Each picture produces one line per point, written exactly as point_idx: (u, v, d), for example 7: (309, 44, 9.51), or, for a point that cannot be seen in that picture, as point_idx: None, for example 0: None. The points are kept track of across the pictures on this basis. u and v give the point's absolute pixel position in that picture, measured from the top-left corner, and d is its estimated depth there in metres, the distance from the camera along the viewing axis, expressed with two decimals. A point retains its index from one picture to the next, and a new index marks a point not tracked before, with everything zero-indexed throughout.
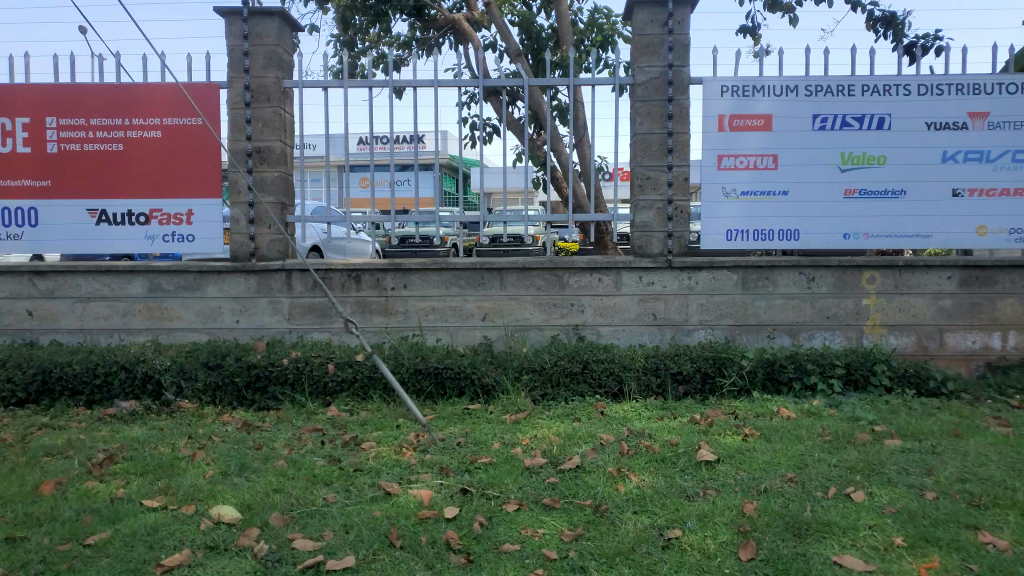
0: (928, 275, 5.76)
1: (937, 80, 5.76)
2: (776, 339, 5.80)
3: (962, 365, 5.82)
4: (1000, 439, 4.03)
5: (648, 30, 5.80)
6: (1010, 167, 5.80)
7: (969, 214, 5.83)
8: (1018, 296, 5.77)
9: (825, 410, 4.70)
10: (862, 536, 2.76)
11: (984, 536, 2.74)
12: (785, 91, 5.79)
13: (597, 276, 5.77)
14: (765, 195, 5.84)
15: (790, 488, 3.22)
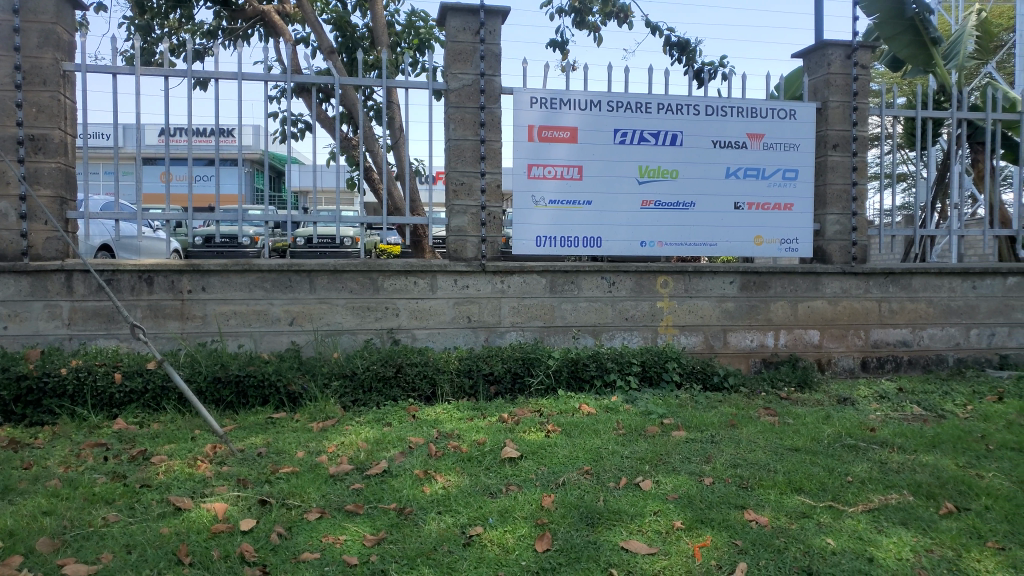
0: (714, 280, 6.32)
1: (721, 103, 6.34)
2: (580, 340, 6.11)
3: (743, 361, 6.43)
4: (768, 427, 4.52)
5: (461, 38, 5.91)
6: (782, 184, 6.50)
7: (748, 225, 6.46)
8: (787, 300, 6.47)
9: (621, 405, 5.01)
10: (646, 521, 2.98)
11: (749, 515, 3.05)
12: (589, 105, 6.12)
13: (412, 279, 5.78)
14: (572, 204, 6.13)
15: (586, 481, 3.41)
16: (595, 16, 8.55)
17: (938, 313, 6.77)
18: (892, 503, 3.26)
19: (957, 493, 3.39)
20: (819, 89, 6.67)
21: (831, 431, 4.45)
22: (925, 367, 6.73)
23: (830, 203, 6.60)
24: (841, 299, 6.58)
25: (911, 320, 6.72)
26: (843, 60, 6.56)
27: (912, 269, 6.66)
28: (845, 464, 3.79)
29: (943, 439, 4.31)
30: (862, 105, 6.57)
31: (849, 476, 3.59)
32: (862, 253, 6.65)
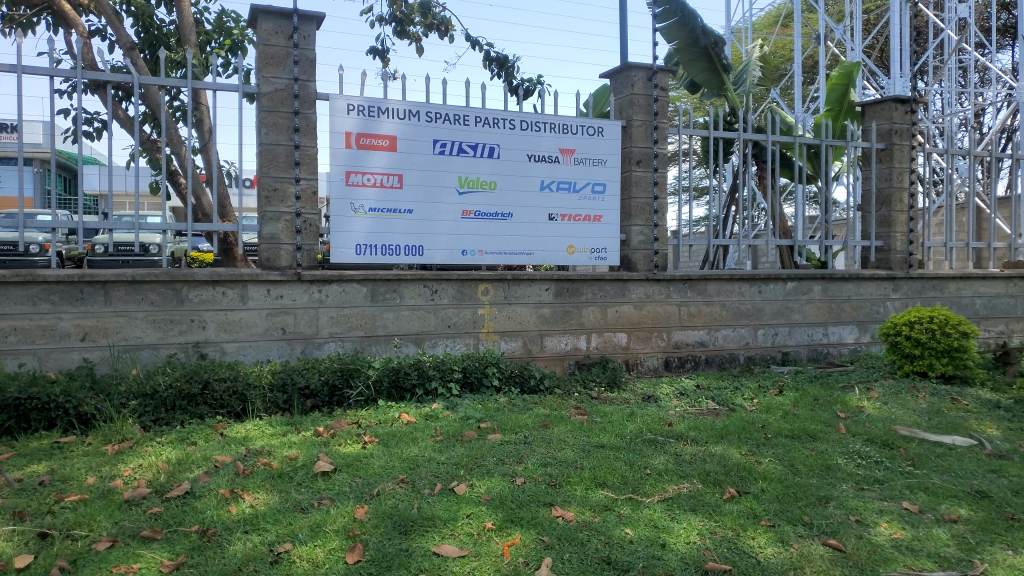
0: (531, 287, 6.55)
1: (535, 118, 6.61)
2: (401, 348, 6.10)
3: (558, 364, 6.71)
4: (578, 426, 4.75)
5: (273, 41, 5.73)
6: (591, 197, 6.87)
7: (562, 235, 6.77)
8: (598, 305, 6.84)
9: (441, 412, 5.07)
10: (459, 525, 3.05)
11: (557, 511, 3.21)
12: (408, 114, 6.15)
13: (221, 290, 5.51)
14: (391, 212, 6.12)
15: (401, 489, 3.43)
16: (415, 26, 8.59)
17: (730, 315, 7.44)
18: (684, 491, 3.56)
19: (740, 479, 3.76)
20: (623, 108, 7.11)
21: (634, 427, 4.77)
22: (719, 365, 7.37)
23: (635, 215, 7.05)
24: (646, 304, 7.05)
25: (707, 322, 7.33)
26: (644, 82, 7.03)
27: (706, 275, 7.26)
28: (644, 457, 4.08)
29: (730, 430, 4.75)
30: (661, 124, 7.07)
31: (648, 468, 3.87)
32: (663, 261, 7.16)
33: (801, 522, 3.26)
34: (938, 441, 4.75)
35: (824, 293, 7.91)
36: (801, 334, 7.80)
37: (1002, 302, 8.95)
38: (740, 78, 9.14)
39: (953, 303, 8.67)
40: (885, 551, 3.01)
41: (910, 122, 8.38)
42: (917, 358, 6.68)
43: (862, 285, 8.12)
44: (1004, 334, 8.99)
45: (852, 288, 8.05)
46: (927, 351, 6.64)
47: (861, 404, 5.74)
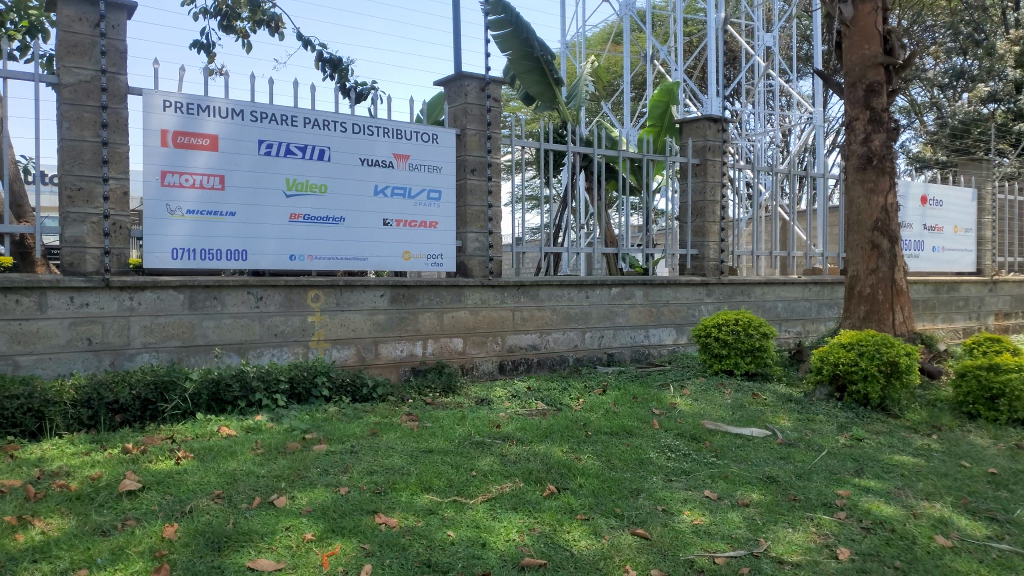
0: (364, 293, 6.48)
1: (368, 122, 6.55)
2: (223, 359, 5.82)
3: (392, 371, 6.67)
4: (407, 432, 4.76)
5: (76, 29, 5.30)
6: (426, 203, 6.90)
7: (397, 241, 6.74)
8: (433, 311, 6.87)
9: (266, 424, 4.89)
10: (277, 538, 2.97)
11: (380, 518, 3.21)
12: (231, 113, 5.89)
13: (13, 298, 5.02)
14: (213, 215, 5.84)
15: (216, 505, 3.29)
16: (242, 22, 8.24)
17: (560, 319, 7.72)
18: (507, 490, 3.67)
19: (559, 476, 3.92)
20: (457, 116, 7.17)
21: (462, 431, 4.84)
22: (550, 367, 7.64)
23: (470, 222, 7.14)
24: (481, 310, 7.16)
25: (538, 326, 7.57)
26: (477, 91, 7.13)
27: (538, 282, 7.49)
28: (470, 460, 4.16)
29: (553, 429, 4.94)
30: (494, 134, 7.21)
31: (473, 470, 3.95)
32: (497, 268, 7.30)
33: (613, 514, 3.47)
34: (738, 433, 5.21)
35: (646, 297, 8.41)
36: (625, 336, 8.25)
37: (799, 305, 9.92)
38: (572, 91, 9.52)
39: (759, 306, 9.50)
40: (686, 536, 3.27)
41: (721, 139, 9.09)
42: (724, 358, 7.27)
43: (680, 290, 8.70)
44: (801, 334, 9.97)
45: (671, 293, 8.61)
46: (733, 351, 7.23)
47: (674, 401, 6.16)
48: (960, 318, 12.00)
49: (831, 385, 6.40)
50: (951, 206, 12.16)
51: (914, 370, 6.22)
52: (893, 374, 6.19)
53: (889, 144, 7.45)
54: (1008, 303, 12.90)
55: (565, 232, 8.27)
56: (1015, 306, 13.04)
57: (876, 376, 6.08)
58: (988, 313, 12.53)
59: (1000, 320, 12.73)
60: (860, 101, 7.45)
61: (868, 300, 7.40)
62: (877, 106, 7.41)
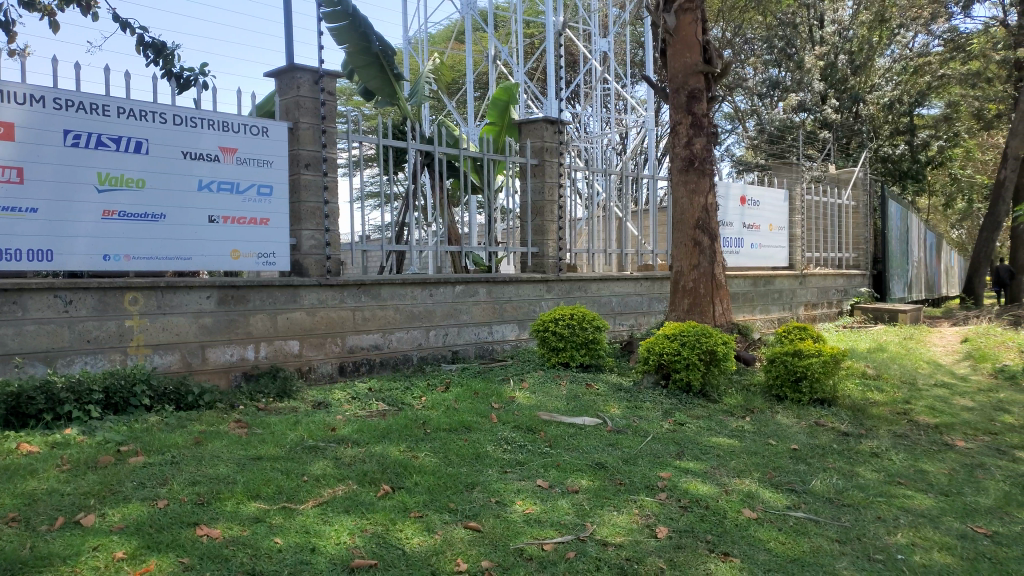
0: (189, 295, 6.11)
1: (190, 113, 6.18)
2: (25, 369, 5.30)
3: (222, 377, 6.33)
4: (235, 439, 4.54)
5: None
6: (257, 199, 6.62)
7: (224, 239, 6.42)
8: (266, 312, 6.59)
9: (74, 438, 4.50)
10: (82, 560, 2.75)
11: (201, 530, 3.05)
12: (30, 100, 5.37)
13: None
14: (10, 211, 5.31)
15: (9, 529, 2.99)
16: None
17: (402, 318, 7.65)
18: (339, 493, 3.60)
19: (395, 476, 3.90)
20: (290, 110, 6.92)
21: (295, 435, 4.69)
22: (392, 367, 7.57)
23: (305, 219, 6.90)
24: (318, 310, 6.96)
25: (380, 326, 7.46)
26: (311, 85, 6.92)
27: (378, 280, 7.38)
28: (302, 465, 4.04)
29: (391, 429, 4.90)
30: (329, 129, 7.02)
31: (305, 476, 3.84)
32: (335, 267, 7.11)
33: (447, 509, 3.50)
34: (571, 422, 5.40)
35: (488, 295, 8.52)
36: (468, 333, 8.31)
37: (632, 299, 10.43)
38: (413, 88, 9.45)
39: (595, 301, 9.89)
40: (516, 526, 3.36)
41: (557, 140, 9.38)
42: (561, 351, 7.51)
43: (521, 287, 8.89)
44: (634, 326, 10.50)
45: (512, 290, 8.77)
46: (569, 344, 7.49)
47: (513, 395, 6.29)
48: (775, 308, 13.09)
49: (658, 373, 6.78)
50: (766, 205, 13.24)
51: (730, 358, 6.70)
52: (712, 361, 6.64)
53: (709, 147, 7.99)
54: (815, 295, 14.22)
55: (408, 231, 8.20)
56: (821, 297, 14.40)
57: (696, 364, 6.51)
58: (798, 304, 13.75)
59: (809, 310, 14.02)
60: (683, 106, 7.92)
61: (691, 293, 7.91)
62: (698, 111, 7.90)
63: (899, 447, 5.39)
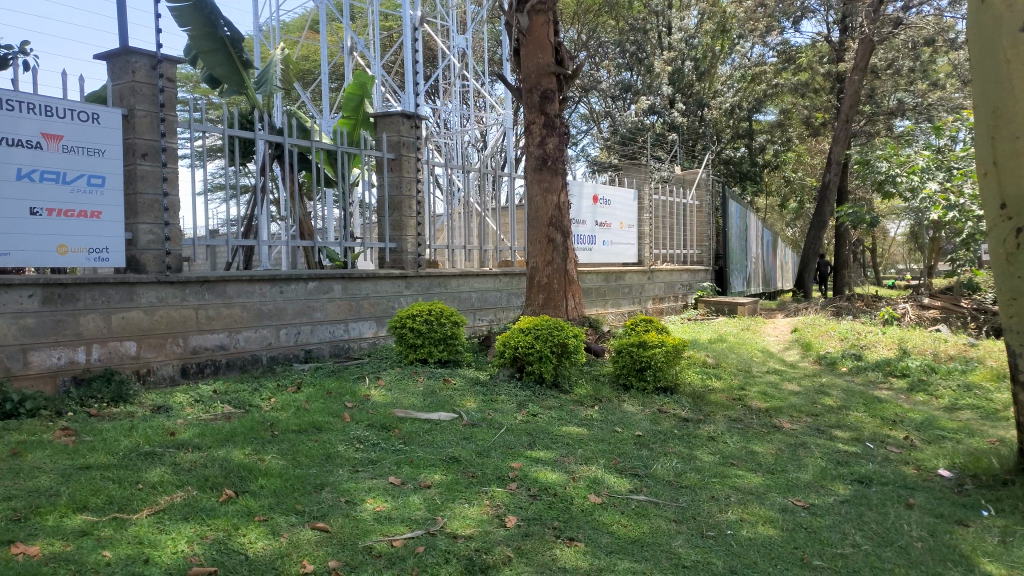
0: (7, 293, 5.61)
1: (6, 95, 5.67)
2: None
3: (47, 382, 5.84)
4: (59, 448, 4.21)
5: None
6: (87, 190, 6.16)
7: (48, 233, 5.94)
8: (99, 312, 6.14)
9: None
10: None
11: (17, 548, 2.81)
12: None
13: None
14: None
15: None
16: None
17: (250, 317, 7.36)
18: (177, 500, 3.43)
19: (239, 479, 3.76)
20: (124, 95, 6.47)
21: (128, 442, 4.41)
22: (240, 367, 7.27)
23: (142, 212, 6.47)
24: (157, 309, 6.56)
25: (226, 325, 7.14)
26: (148, 70, 6.50)
27: (224, 277, 7.05)
28: (136, 473, 3.81)
29: (236, 432, 4.71)
30: (169, 118, 6.62)
31: (139, 484, 3.63)
32: (176, 263, 6.72)
33: (294, 511, 3.42)
34: (426, 418, 5.40)
35: (343, 291, 8.36)
36: (322, 332, 8.12)
37: (491, 295, 10.56)
38: (264, 77, 9.10)
39: (454, 297, 9.92)
40: (366, 524, 3.33)
41: (414, 136, 9.29)
42: (418, 347, 7.48)
43: (378, 283, 8.77)
44: (493, 321, 10.63)
45: (369, 286, 8.64)
46: (426, 340, 7.48)
47: (368, 393, 6.20)
48: (625, 303, 13.68)
49: (513, 366, 6.91)
50: (617, 204, 13.78)
51: (580, 350, 6.93)
52: (564, 353, 6.85)
53: (561, 147, 8.22)
54: (662, 289, 14.97)
55: (258, 225, 7.88)
56: (667, 291, 15.19)
57: (548, 356, 6.69)
58: (647, 298, 14.43)
59: (657, 303, 14.74)
60: (536, 106, 8.10)
61: (545, 289, 8.11)
62: (550, 111, 8.11)
63: (733, 430, 5.79)
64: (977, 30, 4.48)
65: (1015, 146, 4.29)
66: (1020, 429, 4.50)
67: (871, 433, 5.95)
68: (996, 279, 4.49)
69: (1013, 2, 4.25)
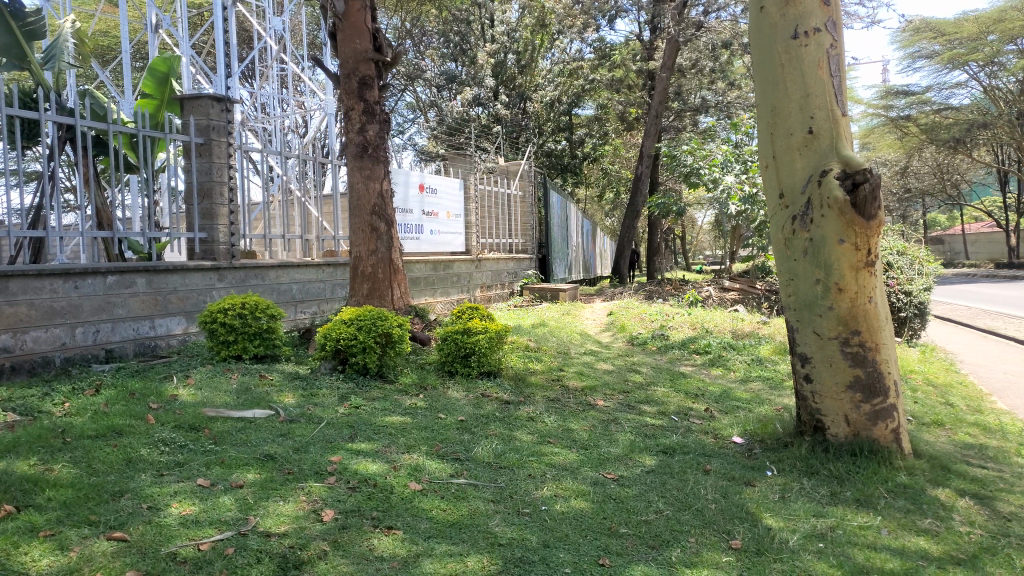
0: None
1: None
2: None
3: None
4: None
5: None
6: None
7: None
8: None
9: None
10: None
11: None
12: None
13: None
14: None
15: None
16: None
17: (39, 315, 6.68)
18: None
19: (22, 493, 3.41)
20: None
21: None
22: (30, 371, 6.58)
23: None
24: None
25: (11, 325, 6.44)
26: None
27: (7, 273, 6.33)
28: None
29: (20, 441, 4.27)
30: None
31: None
32: None
33: (87, 522, 3.15)
34: (240, 416, 5.17)
35: (148, 285, 7.78)
36: (126, 329, 7.53)
37: (313, 286, 10.24)
38: (51, 50, 8.25)
39: (273, 289, 9.52)
40: (170, 529, 3.14)
41: (225, 119, 8.78)
42: (232, 343, 7.10)
43: (187, 276, 8.23)
44: (316, 313, 10.33)
45: (178, 280, 8.10)
46: (240, 335, 7.11)
47: (176, 392, 5.83)
48: (453, 291, 13.79)
49: (334, 358, 6.75)
50: (443, 193, 13.69)
51: (405, 339, 6.88)
52: (387, 343, 6.78)
53: (381, 135, 8.11)
54: (489, 277, 15.25)
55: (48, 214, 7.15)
56: (494, 279, 15.49)
57: (372, 347, 6.59)
58: (474, 286, 14.64)
59: (484, 291, 14.99)
60: (355, 92, 7.93)
61: (369, 279, 7.97)
62: (369, 98, 7.98)
63: (551, 410, 6.02)
64: (758, 35, 4.92)
65: (790, 142, 4.77)
66: (798, 397, 5.01)
67: (675, 407, 6.41)
68: (777, 263, 4.97)
69: (786, 11, 4.71)
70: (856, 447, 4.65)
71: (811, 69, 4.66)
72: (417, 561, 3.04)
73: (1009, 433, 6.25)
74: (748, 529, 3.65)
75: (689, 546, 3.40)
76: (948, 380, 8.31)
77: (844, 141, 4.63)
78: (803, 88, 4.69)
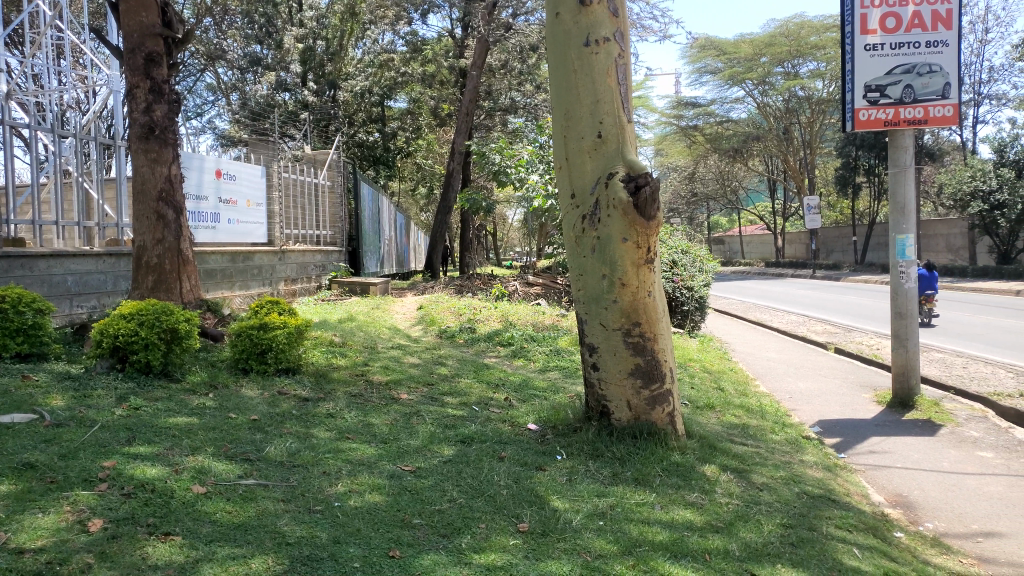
0: None
1: None
2: None
3: None
4: None
5: None
6: None
7: None
8: None
9: None
10: None
11: None
12: None
13: None
14: None
15: None
16: None
17: None
18: None
19: None
20: None
21: None
22: None
23: None
24: None
25: None
26: None
27: None
28: None
29: None
30: None
31: None
32: None
33: None
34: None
35: None
36: None
37: (92, 278, 9.30)
38: None
39: (42, 281, 8.56)
40: None
41: None
42: None
43: None
44: (95, 308, 9.38)
45: None
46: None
47: None
48: (254, 284, 13.20)
49: (112, 357, 6.22)
50: (243, 180, 12.97)
51: (193, 335, 6.48)
52: (173, 340, 6.34)
53: (170, 116, 7.58)
54: (294, 270, 14.74)
55: None
56: (300, 272, 14.99)
57: (156, 344, 6.14)
58: (278, 279, 14.08)
59: (289, 285, 14.46)
60: (140, 69, 7.35)
61: (155, 270, 7.40)
62: (157, 76, 7.44)
63: (352, 405, 5.96)
64: (553, 41, 5.15)
65: (581, 145, 5.04)
66: (587, 385, 5.31)
67: (477, 398, 6.57)
68: (569, 259, 5.22)
69: (579, 19, 4.96)
70: (636, 431, 5.01)
71: (601, 77, 4.95)
72: (195, 566, 2.89)
73: (766, 413, 7.03)
74: (535, 512, 3.83)
75: (479, 532, 3.51)
76: (720, 368, 9.19)
77: (628, 146, 4.97)
78: (594, 94, 4.97)
